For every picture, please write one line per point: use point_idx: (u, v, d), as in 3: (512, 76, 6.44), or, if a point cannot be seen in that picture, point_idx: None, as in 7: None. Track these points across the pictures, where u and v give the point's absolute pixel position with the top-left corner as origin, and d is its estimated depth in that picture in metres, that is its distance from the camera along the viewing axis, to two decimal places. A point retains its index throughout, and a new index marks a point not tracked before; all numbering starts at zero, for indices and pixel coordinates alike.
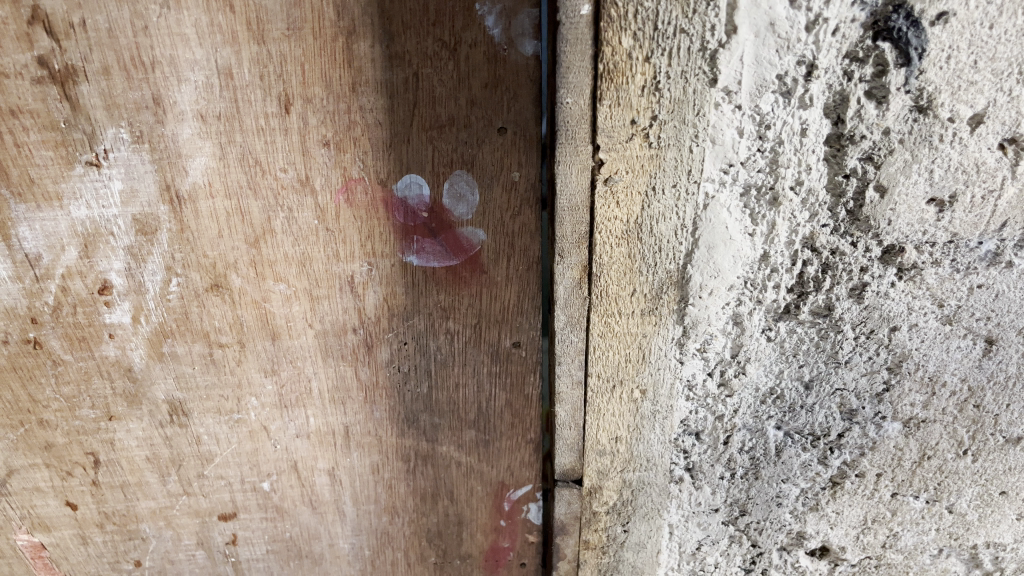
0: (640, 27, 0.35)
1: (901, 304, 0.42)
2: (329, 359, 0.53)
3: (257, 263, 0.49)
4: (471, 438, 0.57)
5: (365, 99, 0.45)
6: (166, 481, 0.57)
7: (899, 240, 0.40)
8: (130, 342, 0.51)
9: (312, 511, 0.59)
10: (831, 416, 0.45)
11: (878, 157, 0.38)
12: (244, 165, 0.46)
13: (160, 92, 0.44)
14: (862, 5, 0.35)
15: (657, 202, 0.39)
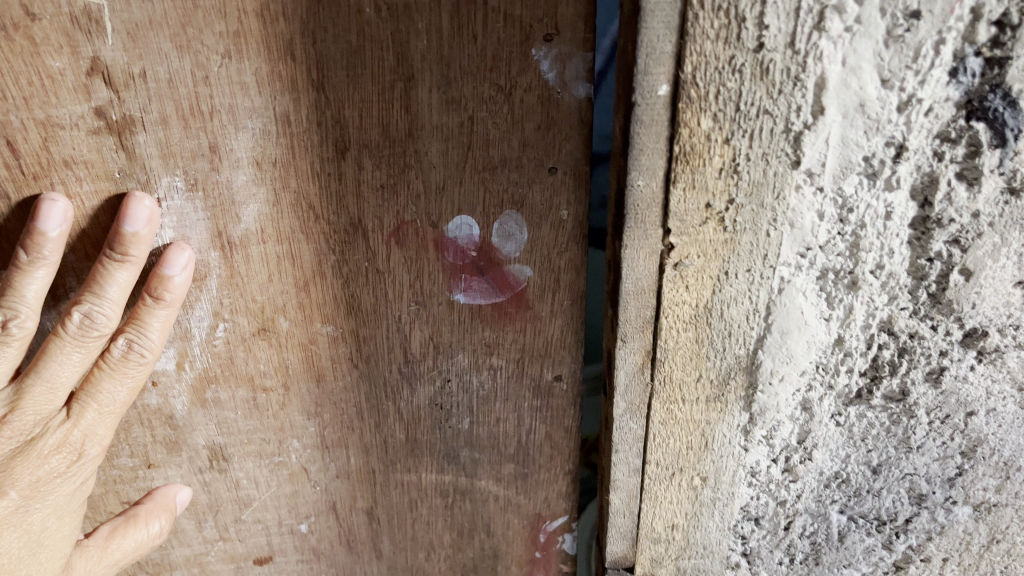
0: (722, 108, 0.33)
1: (979, 389, 0.43)
2: (370, 400, 0.54)
3: (305, 306, 0.48)
4: (509, 472, 0.59)
5: (421, 143, 0.43)
6: (202, 527, 0.59)
7: (981, 324, 0.40)
8: (173, 389, 0.50)
9: (348, 551, 0.63)
10: (900, 500, 0.47)
11: (966, 240, 0.37)
12: (296, 211, 0.45)
13: (216, 141, 0.41)
14: (957, 85, 0.33)
15: (729, 286, 0.38)
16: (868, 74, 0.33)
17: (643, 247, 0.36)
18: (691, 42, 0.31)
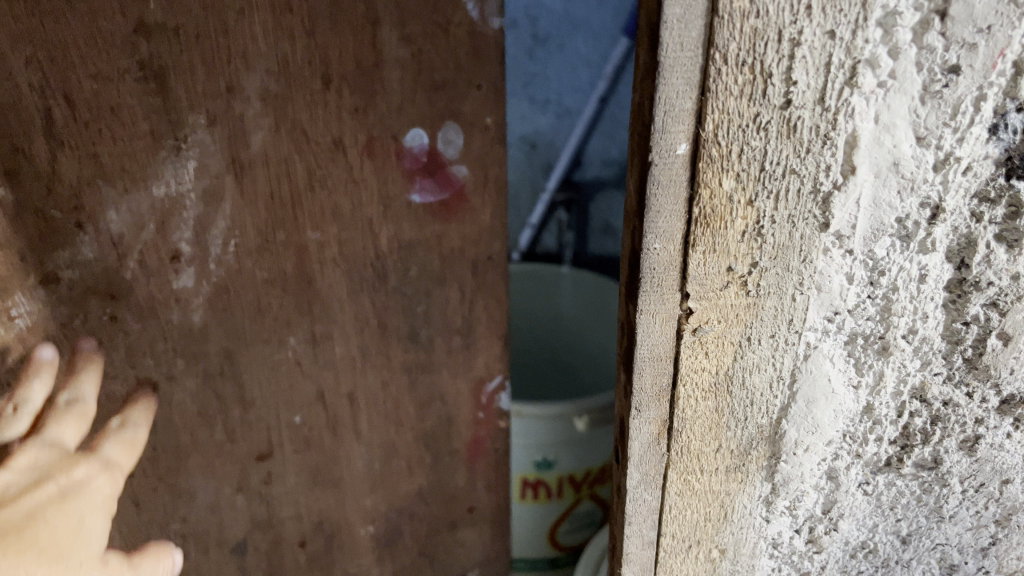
0: (746, 168, 0.42)
1: (1012, 458, 0.56)
2: (352, 293, 0.72)
3: (299, 214, 0.66)
4: (457, 342, 0.80)
5: (387, 73, 0.62)
6: (213, 431, 0.76)
7: (1015, 393, 0.53)
8: (192, 304, 0.68)
9: (333, 436, 0.82)
10: (929, 566, 0.62)
11: (1004, 303, 0.48)
12: (294, 140, 0.63)
13: (232, 81, 0.59)
14: (997, 142, 0.43)
15: (752, 350, 0.49)
16: (903, 131, 0.42)
17: (659, 313, 0.47)
18: (712, 98, 0.39)
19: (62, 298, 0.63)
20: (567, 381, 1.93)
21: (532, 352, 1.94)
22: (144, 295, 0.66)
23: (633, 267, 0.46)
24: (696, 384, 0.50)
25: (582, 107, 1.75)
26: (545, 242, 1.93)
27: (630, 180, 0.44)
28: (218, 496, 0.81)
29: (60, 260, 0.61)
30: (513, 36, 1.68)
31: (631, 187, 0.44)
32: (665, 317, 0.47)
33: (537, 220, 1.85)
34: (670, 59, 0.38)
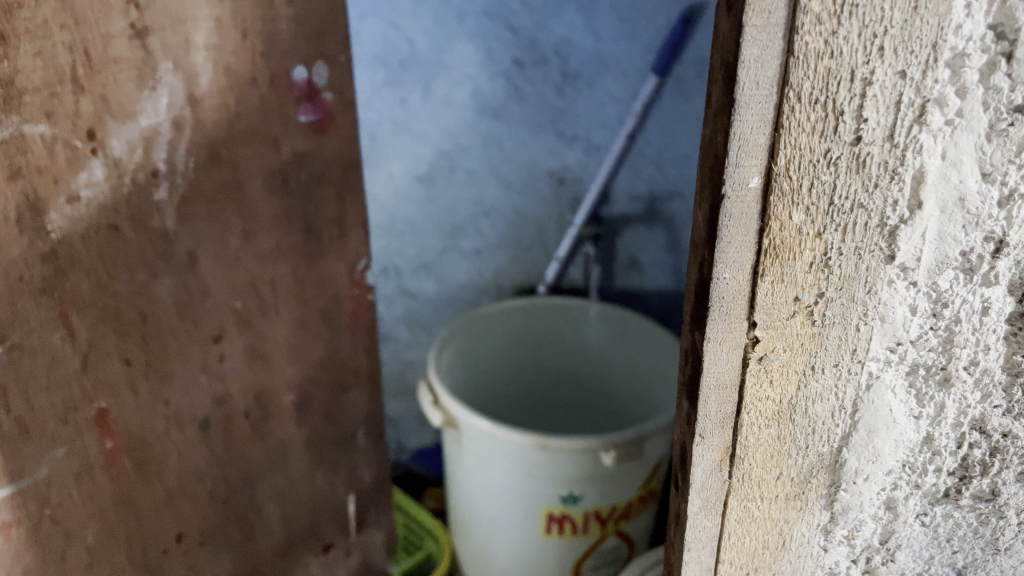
0: (816, 201, 0.53)
1: None
2: (271, 196, 0.88)
3: (235, 135, 0.82)
4: (331, 226, 0.97)
5: (279, 22, 0.82)
6: (183, 319, 0.83)
7: None
8: (166, 209, 0.78)
9: (266, 315, 0.93)
10: None
11: None
12: (230, 78, 0.79)
13: (189, 35, 0.74)
14: None
15: (817, 378, 0.61)
16: (969, 166, 0.54)
17: (727, 339, 0.58)
18: (783, 133, 0.50)
19: (81, 216, 0.69)
20: (594, 411, 1.94)
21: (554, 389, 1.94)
22: (135, 206, 0.74)
23: (702, 295, 0.58)
24: (760, 411, 0.61)
25: (612, 143, 1.77)
26: (572, 275, 1.96)
27: (699, 213, 0.56)
28: (192, 377, 0.86)
29: (80, 181, 0.68)
30: (544, 74, 1.71)
31: (699, 220, 0.56)
32: (734, 344, 0.58)
33: (564, 254, 1.85)
34: (744, 95, 0.49)
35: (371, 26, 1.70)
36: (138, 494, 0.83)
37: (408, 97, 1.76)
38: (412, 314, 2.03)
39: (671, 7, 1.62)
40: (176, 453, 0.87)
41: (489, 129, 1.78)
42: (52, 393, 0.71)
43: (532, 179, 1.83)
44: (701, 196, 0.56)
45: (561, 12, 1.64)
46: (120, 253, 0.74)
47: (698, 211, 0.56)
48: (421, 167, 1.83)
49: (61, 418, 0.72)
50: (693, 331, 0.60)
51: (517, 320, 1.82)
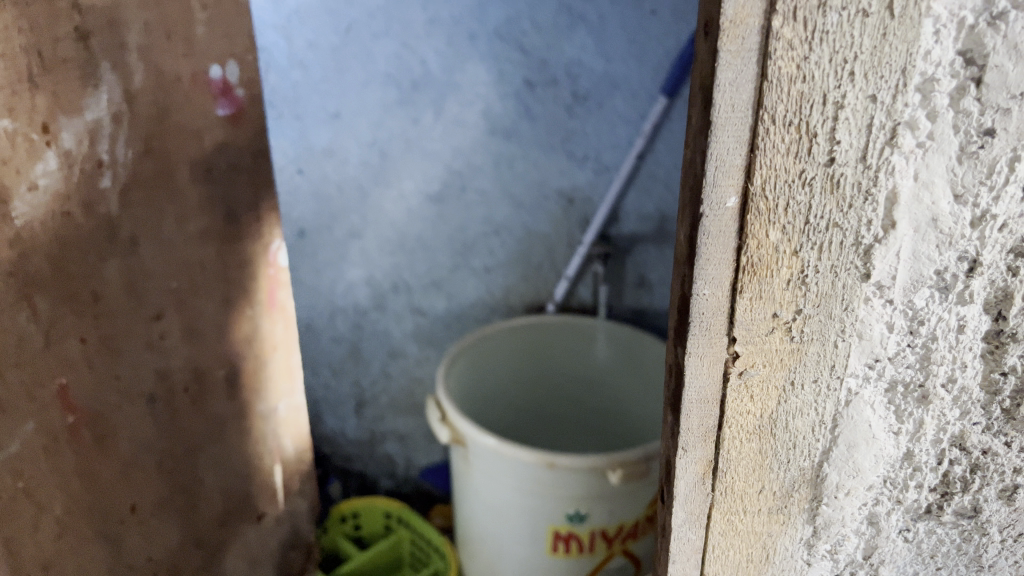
0: (791, 221, 0.59)
1: None
2: (220, 179, 0.99)
3: (171, 118, 0.89)
4: (225, 198, 1.00)
5: (200, 31, 0.90)
6: (133, 290, 0.87)
7: None
8: (104, 171, 0.80)
9: (214, 297, 1.02)
10: None
11: None
12: (161, 78, 0.86)
13: (120, 35, 0.78)
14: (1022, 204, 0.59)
15: (796, 394, 0.67)
16: (940, 190, 0.59)
17: (706, 355, 0.65)
18: (759, 155, 0.56)
19: (39, 204, 0.71)
20: (603, 430, 1.94)
21: (562, 408, 1.95)
22: (85, 193, 0.77)
23: (682, 312, 0.64)
24: (741, 425, 0.68)
25: (621, 163, 1.78)
26: (581, 294, 1.96)
27: (682, 231, 0.63)
28: (138, 356, 0.89)
29: (37, 172, 0.71)
30: (553, 95, 1.73)
31: (682, 239, 0.63)
32: (714, 359, 0.65)
33: (573, 273, 1.87)
34: (721, 119, 0.55)
35: (384, 47, 1.70)
36: (98, 465, 0.84)
37: (419, 117, 1.77)
38: (421, 331, 2.03)
39: (680, 28, 1.64)
40: (127, 427, 0.88)
41: (499, 148, 1.79)
42: (21, 369, 0.72)
43: (541, 197, 1.85)
44: (683, 214, 0.62)
45: (570, 34, 1.66)
46: (72, 236, 0.76)
47: (681, 229, 0.63)
48: (432, 185, 1.85)
49: (28, 396, 0.73)
50: (675, 346, 0.67)
51: (524, 338, 1.84)
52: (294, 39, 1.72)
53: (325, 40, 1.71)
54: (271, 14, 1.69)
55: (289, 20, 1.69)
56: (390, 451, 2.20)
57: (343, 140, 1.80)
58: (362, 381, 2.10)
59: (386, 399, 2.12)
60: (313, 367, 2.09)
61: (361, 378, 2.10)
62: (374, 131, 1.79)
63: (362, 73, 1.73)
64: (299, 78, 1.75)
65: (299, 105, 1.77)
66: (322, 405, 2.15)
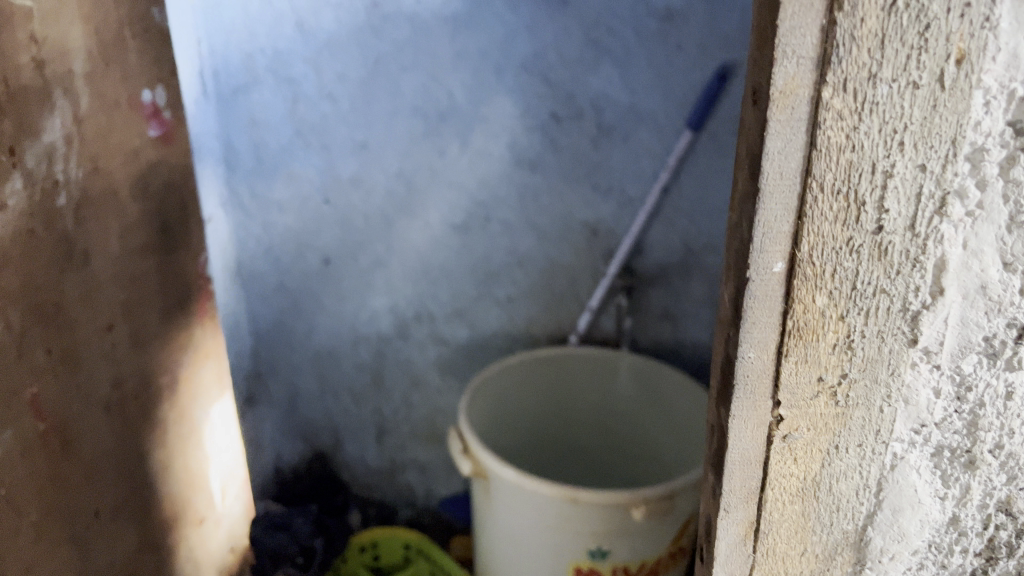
0: (838, 288, 0.66)
1: None
2: (153, 211, 1.33)
3: (128, 169, 1.24)
4: (169, 253, 1.40)
5: (133, 80, 1.25)
6: (117, 322, 1.22)
7: None
8: (107, 237, 1.19)
9: (158, 316, 1.35)
10: None
11: None
12: (102, 102, 1.16)
13: (104, 101, 1.17)
14: None
15: (841, 458, 0.74)
16: (988, 257, 0.65)
17: (750, 418, 0.72)
18: (806, 221, 0.64)
19: None
20: (628, 467, 1.93)
21: (586, 445, 1.93)
22: (42, 212, 1.03)
23: (727, 371, 0.72)
24: (784, 486, 0.76)
25: (645, 197, 1.79)
26: (604, 325, 1.95)
27: (726, 292, 0.71)
28: (98, 355, 1.18)
29: (10, 191, 0.96)
30: (580, 127, 1.74)
31: (726, 298, 0.71)
32: (758, 422, 0.73)
33: (597, 305, 1.87)
34: (769, 185, 0.63)
35: (411, 79, 1.73)
36: (66, 468, 1.10)
37: (445, 148, 1.79)
38: (444, 360, 2.03)
39: (706, 63, 1.65)
40: (89, 429, 1.16)
41: (525, 179, 1.80)
42: None
43: (566, 229, 1.85)
44: (729, 275, 0.70)
45: (597, 68, 1.68)
46: (35, 248, 1.01)
47: (726, 289, 0.71)
48: (457, 215, 1.86)
49: (16, 392, 0.99)
50: (720, 401, 0.74)
51: (551, 372, 1.83)
52: (323, 70, 1.73)
53: (354, 72, 1.73)
54: (302, 46, 1.71)
55: (319, 52, 1.72)
56: (410, 480, 2.20)
57: (370, 170, 1.82)
58: (383, 410, 2.10)
59: (406, 428, 2.12)
60: (334, 395, 2.09)
61: (383, 407, 2.10)
62: (401, 161, 1.81)
63: (389, 104, 1.75)
64: (327, 109, 1.77)
65: (327, 135, 1.79)
66: (343, 432, 2.14)
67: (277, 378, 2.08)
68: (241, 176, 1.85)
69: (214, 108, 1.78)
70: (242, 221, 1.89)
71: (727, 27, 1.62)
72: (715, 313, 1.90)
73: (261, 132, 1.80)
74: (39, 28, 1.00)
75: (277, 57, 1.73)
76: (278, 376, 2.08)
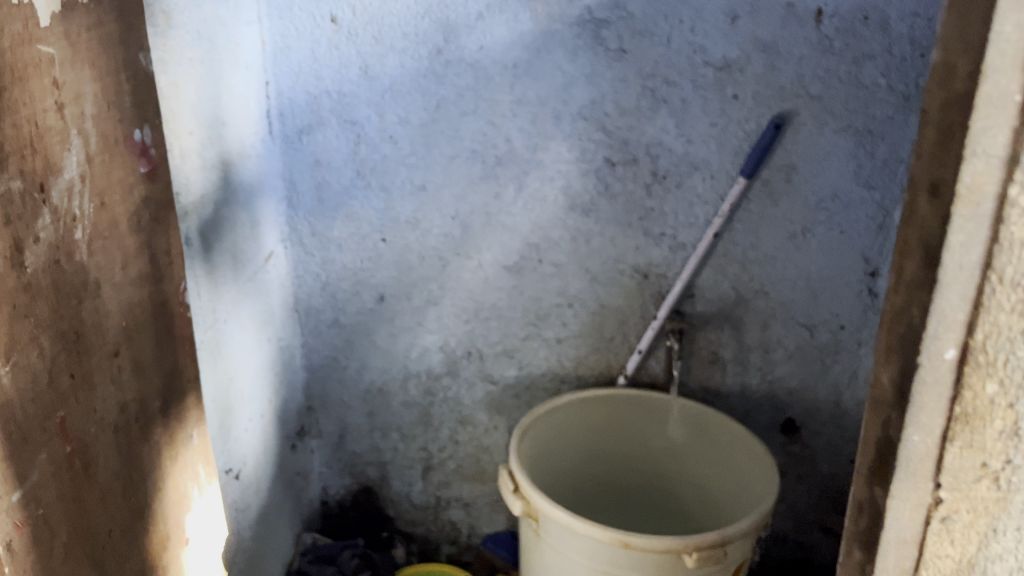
0: (1011, 375, 0.63)
1: None
2: (160, 241, 1.10)
3: (129, 202, 1.01)
4: (179, 278, 1.17)
5: (132, 123, 1.02)
6: (126, 344, 1.01)
7: None
8: (122, 254, 0.99)
9: (163, 353, 1.11)
10: None
11: None
12: (106, 142, 0.95)
13: (109, 140, 0.96)
14: None
15: (1000, 541, 0.69)
16: None
17: (909, 497, 0.70)
18: (984, 310, 0.61)
19: None
20: (671, 512, 1.92)
21: (631, 489, 1.93)
22: (65, 242, 0.86)
23: (887, 453, 0.70)
24: (939, 567, 0.72)
25: (698, 241, 1.80)
26: (652, 368, 1.95)
27: (885, 373, 0.68)
28: (106, 389, 0.96)
29: (39, 227, 0.81)
30: (634, 174, 1.76)
31: (884, 378, 0.68)
32: (917, 503, 0.70)
33: (645, 347, 1.86)
34: (947, 275, 0.61)
35: (470, 124, 1.77)
36: (90, 499, 0.92)
37: (501, 192, 1.82)
38: (492, 400, 2.04)
39: (761, 113, 1.68)
40: (108, 452, 0.96)
41: (577, 224, 1.83)
42: None
43: (617, 273, 1.87)
44: (888, 357, 0.68)
45: (652, 116, 1.71)
46: (58, 281, 0.85)
47: (886, 370, 0.68)
48: (510, 257, 1.88)
49: (41, 424, 0.83)
50: (876, 484, 0.72)
51: (598, 413, 1.85)
52: (386, 114, 1.79)
53: (415, 116, 1.78)
54: (367, 91, 1.77)
55: (382, 96, 1.77)
56: (454, 518, 2.20)
57: (428, 212, 1.86)
58: (430, 447, 2.11)
59: (452, 465, 2.13)
60: (383, 431, 2.11)
61: (429, 443, 2.11)
62: (457, 204, 1.84)
63: (448, 149, 1.80)
64: (389, 151, 1.82)
65: (387, 177, 1.84)
66: (389, 469, 2.16)
67: (327, 414, 2.11)
68: (302, 215, 1.90)
69: (279, 147, 1.83)
70: (302, 257, 1.94)
71: (783, 79, 1.65)
72: (763, 359, 1.89)
73: (324, 172, 1.85)
74: (60, 72, 0.84)
75: (342, 100, 1.79)
76: (328, 412, 2.11)
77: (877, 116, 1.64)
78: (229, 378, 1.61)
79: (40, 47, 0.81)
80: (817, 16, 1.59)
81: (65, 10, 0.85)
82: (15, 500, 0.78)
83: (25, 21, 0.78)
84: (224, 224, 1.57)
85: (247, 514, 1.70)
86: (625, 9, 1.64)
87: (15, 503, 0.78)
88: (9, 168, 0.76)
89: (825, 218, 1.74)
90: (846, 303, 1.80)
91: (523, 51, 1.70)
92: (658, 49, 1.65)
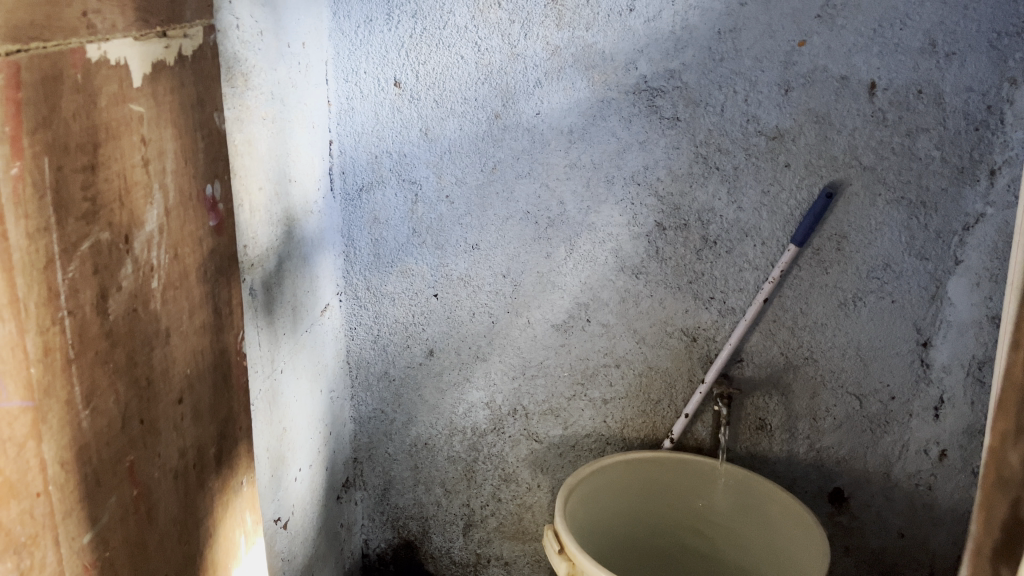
0: None
1: None
2: (226, 296, 1.08)
3: (198, 259, 0.98)
4: (240, 329, 1.14)
5: (203, 183, 0.99)
6: (192, 399, 0.97)
7: None
8: (189, 308, 0.95)
9: (221, 411, 1.08)
10: None
11: None
12: (181, 198, 0.92)
13: (183, 197, 0.93)
14: None
15: None
16: None
17: None
18: None
19: (37, 289, 0.66)
20: None
21: (671, 554, 1.91)
22: (138, 288, 0.83)
23: None
24: None
25: (748, 306, 1.80)
26: (700, 433, 1.94)
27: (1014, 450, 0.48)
28: (170, 434, 0.91)
29: (121, 276, 0.79)
30: (685, 238, 1.79)
31: (1013, 458, 0.48)
32: None
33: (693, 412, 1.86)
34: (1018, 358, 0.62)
35: (526, 187, 1.82)
36: (151, 544, 0.88)
37: (552, 252, 1.86)
38: (535, 458, 2.04)
39: (813, 182, 1.70)
40: (173, 494, 0.93)
41: (628, 286, 1.85)
42: (60, 446, 0.70)
43: (665, 335, 1.88)
44: (1016, 439, 0.48)
45: (704, 183, 1.74)
46: (135, 325, 0.82)
47: (1011, 450, 0.48)
48: (558, 316, 1.91)
49: (112, 469, 0.79)
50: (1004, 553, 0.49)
51: (645, 477, 1.86)
52: (443, 174, 1.84)
53: (472, 178, 1.83)
54: (426, 152, 1.83)
55: (441, 157, 1.83)
56: None
57: (479, 270, 1.90)
58: (472, 504, 2.11)
59: (493, 522, 2.12)
60: (426, 486, 2.12)
61: (471, 500, 2.11)
62: (509, 263, 1.88)
63: (503, 210, 1.84)
64: (445, 211, 1.87)
65: (442, 236, 1.89)
66: (430, 524, 2.16)
67: (373, 466, 2.13)
68: (358, 269, 1.95)
69: (339, 205, 1.89)
70: (355, 310, 1.98)
71: (835, 149, 1.67)
72: (813, 428, 1.88)
73: (381, 229, 1.91)
74: (147, 130, 0.84)
75: (402, 161, 1.85)
76: (374, 464, 2.12)
77: (931, 187, 1.65)
78: (283, 429, 1.64)
79: (131, 106, 0.80)
80: (870, 89, 1.62)
81: (153, 70, 0.85)
82: (86, 541, 0.75)
83: (119, 82, 0.79)
84: (286, 277, 1.62)
85: (292, 564, 1.71)
86: (681, 79, 1.68)
87: (85, 545, 0.75)
88: (98, 222, 0.75)
89: (876, 287, 1.74)
90: (899, 374, 1.79)
91: (579, 117, 1.75)
92: (713, 118, 1.69)
